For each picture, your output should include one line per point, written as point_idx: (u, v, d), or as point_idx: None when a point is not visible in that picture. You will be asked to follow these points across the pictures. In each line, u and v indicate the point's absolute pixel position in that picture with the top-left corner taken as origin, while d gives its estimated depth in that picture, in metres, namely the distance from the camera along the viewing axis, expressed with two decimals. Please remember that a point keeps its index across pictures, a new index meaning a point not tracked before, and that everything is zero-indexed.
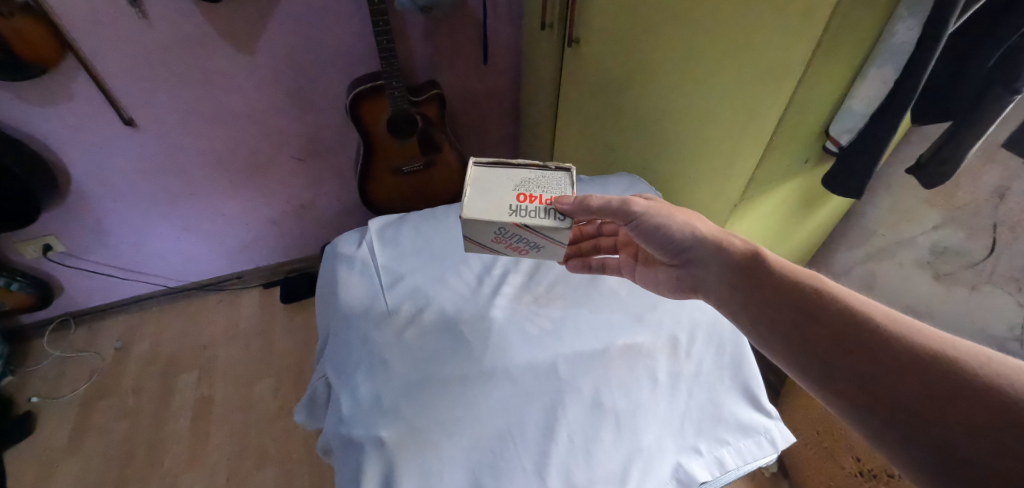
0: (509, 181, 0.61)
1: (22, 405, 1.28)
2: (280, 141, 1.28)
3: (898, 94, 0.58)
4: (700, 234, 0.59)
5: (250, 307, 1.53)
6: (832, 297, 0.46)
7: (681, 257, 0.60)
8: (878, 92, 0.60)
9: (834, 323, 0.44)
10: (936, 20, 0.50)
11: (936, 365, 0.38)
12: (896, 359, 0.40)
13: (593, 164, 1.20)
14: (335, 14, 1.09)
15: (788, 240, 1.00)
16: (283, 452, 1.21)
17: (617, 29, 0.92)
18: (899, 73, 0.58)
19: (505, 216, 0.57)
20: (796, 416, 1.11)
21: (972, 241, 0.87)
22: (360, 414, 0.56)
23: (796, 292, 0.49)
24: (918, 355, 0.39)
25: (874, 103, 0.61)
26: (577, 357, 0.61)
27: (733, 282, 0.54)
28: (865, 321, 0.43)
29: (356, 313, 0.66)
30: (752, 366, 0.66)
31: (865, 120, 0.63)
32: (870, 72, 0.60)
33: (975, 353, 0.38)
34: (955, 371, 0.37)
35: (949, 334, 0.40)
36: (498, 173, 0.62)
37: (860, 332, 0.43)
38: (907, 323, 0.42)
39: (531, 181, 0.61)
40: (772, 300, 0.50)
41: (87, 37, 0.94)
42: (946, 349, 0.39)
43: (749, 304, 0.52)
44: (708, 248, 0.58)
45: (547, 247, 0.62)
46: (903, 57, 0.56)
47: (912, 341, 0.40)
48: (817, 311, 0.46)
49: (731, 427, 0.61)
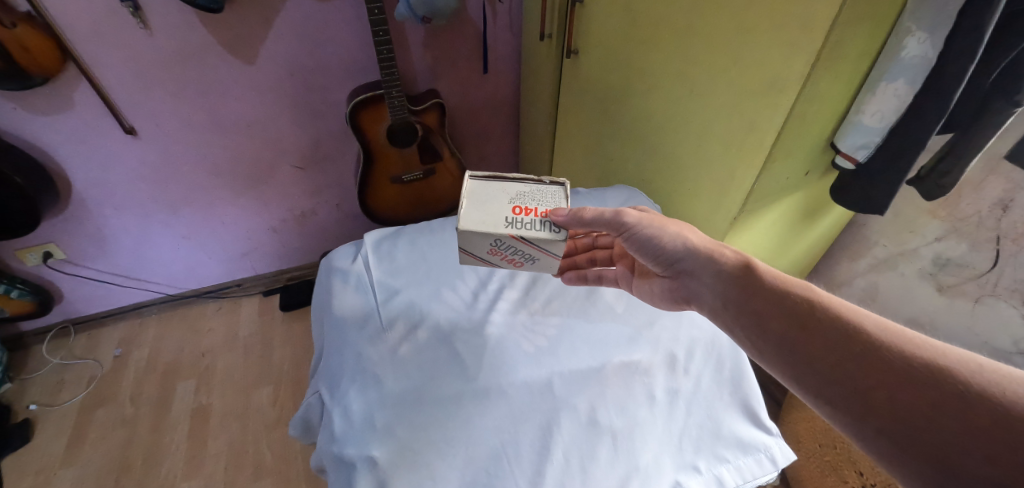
0: (504, 194, 0.61)
1: (21, 412, 1.28)
2: (281, 150, 1.29)
3: (924, 107, 0.57)
4: (693, 244, 0.58)
5: (249, 315, 1.53)
6: (825, 308, 0.46)
7: (675, 268, 0.60)
8: (892, 107, 0.59)
9: (826, 336, 0.44)
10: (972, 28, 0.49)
11: (929, 376, 0.37)
12: (888, 370, 0.39)
13: (592, 174, 1.19)
14: (336, 24, 1.10)
15: (789, 251, 0.99)
16: (280, 462, 1.20)
17: (616, 41, 0.92)
18: (912, 88, 0.57)
19: (501, 228, 0.57)
20: (797, 428, 1.10)
21: (975, 253, 0.86)
22: (352, 432, 0.56)
23: (787, 304, 0.48)
24: (911, 364, 0.39)
25: (885, 118, 0.60)
26: (573, 375, 0.60)
27: (726, 294, 0.53)
28: (858, 333, 0.43)
29: (350, 328, 0.66)
30: (752, 383, 0.65)
31: (882, 135, 0.62)
32: (880, 87, 0.59)
33: (967, 361, 0.38)
34: (948, 381, 0.37)
35: (941, 342, 0.40)
36: (491, 186, 0.62)
37: (854, 342, 0.42)
38: (898, 332, 0.42)
39: (526, 194, 0.61)
40: (764, 310, 0.49)
41: (89, 47, 0.94)
42: (938, 359, 0.38)
43: (741, 318, 0.51)
44: (699, 260, 0.57)
45: (542, 260, 0.62)
46: (916, 72, 0.56)
47: (903, 351, 0.40)
48: (810, 321, 0.46)
49: (731, 445, 0.60)
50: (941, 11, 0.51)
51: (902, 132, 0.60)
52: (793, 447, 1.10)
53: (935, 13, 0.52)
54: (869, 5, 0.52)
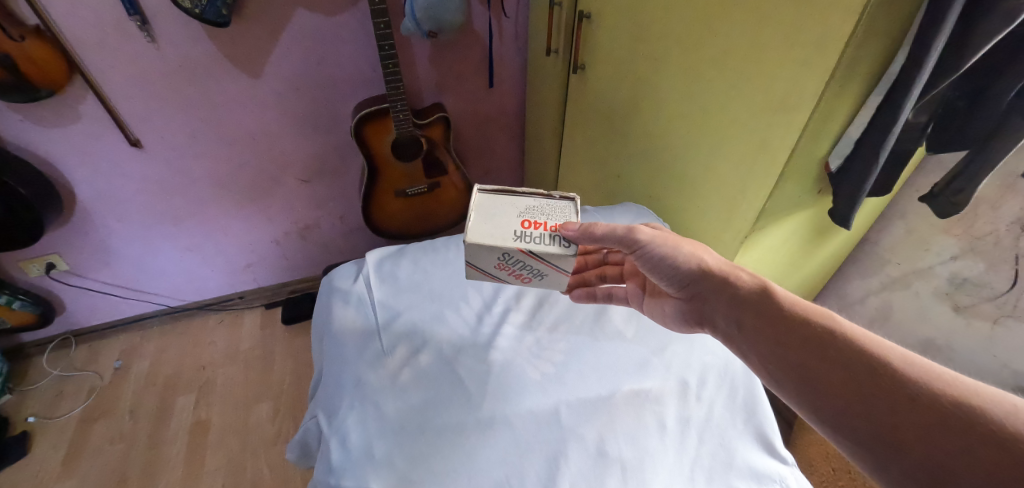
0: (514, 207, 0.59)
1: (19, 425, 1.26)
2: (286, 163, 1.28)
3: (878, 119, 0.56)
4: (705, 267, 0.56)
5: (251, 328, 1.52)
6: (847, 338, 0.43)
7: (692, 287, 0.57)
8: (868, 119, 0.58)
9: (849, 366, 0.41)
10: (920, 45, 0.48)
11: (962, 417, 0.35)
12: (916, 408, 0.37)
13: (599, 189, 1.18)
14: (342, 38, 1.10)
15: (800, 270, 0.97)
16: (278, 480, 1.18)
17: (625, 55, 0.90)
18: (883, 101, 0.56)
19: (510, 241, 0.55)
20: (811, 451, 1.08)
21: (992, 273, 0.84)
22: (349, 464, 0.54)
23: (806, 332, 0.46)
24: (940, 402, 0.36)
25: (862, 129, 0.59)
26: (580, 404, 0.59)
27: (737, 321, 0.51)
28: (883, 366, 0.40)
29: (351, 352, 0.64)
30: (765, 410, 0.62)
31: (852, 146, 0.61)
32: (868, 99, 0.58)
33: (999, 399, 0.35)
34: (978, 420, 0.34)
35: (973, 379, 0.37)
36: (500, 200, 0.60)
37: (879, 377, 0.39)
38: (928, 368, 0.39)
39: (536, 208, 0.59)
40: (782, 338, 0.47)
41: (96, 60, 0.95)
42: (968, 396, 0.36)
43: (759, 345, 0.49)
44: (708, 285, 0.55)
45: (551, 275, 0.60)
46: (886, 86, 0.55)
47: (929, 387, 0.38)
48: (831, 351, 0.43)
49: (745, 475, 0.56)
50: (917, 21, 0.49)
51: (862, 148, 0.60)
52: (805, 471, 1.07)
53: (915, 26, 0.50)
54: (883, 23, 0.51)
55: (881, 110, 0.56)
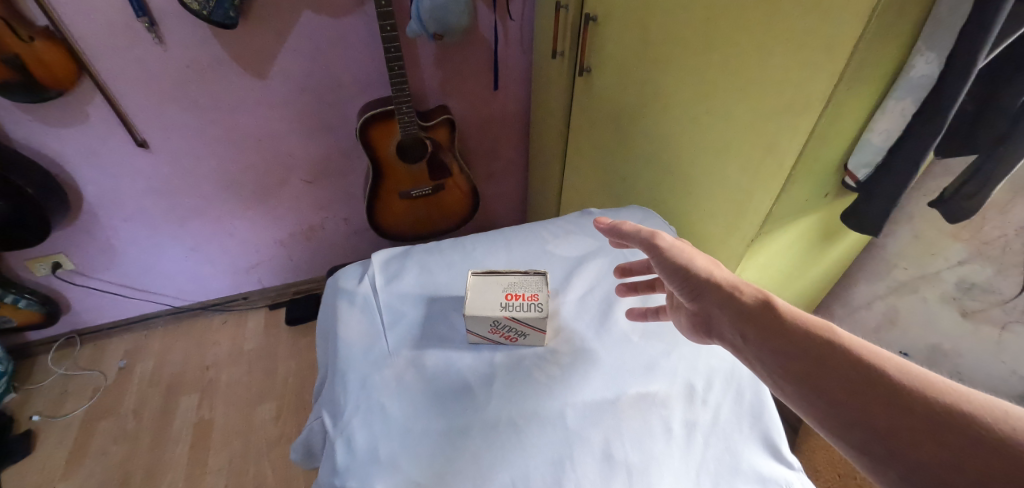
0: (498, 284, 0.68)
1: (22, 424, 1.26)
2: (291, 164, 1.29)
3: (915, 127, 0.56)
4: (715, 280, 0.51)
5: (255, 329, 1.52)
6: (843, 347, 0.40)
7: (700, 301, 0.51)
8: (898, 126, 0.57)
9: (842, 374, 0.39)
10: (965, 52, 0.47)
11: (954, 426, 0.33)
12: (908, 415, 0.34)
13: (603, 192, 1.18)
14: (348, 40, 1.11)
15: (807, 274, 0.96)
16: (279, 481, 1.17)
17: (631, 58, 0.91)
18: (918, 107, 0.55)
19: (496, 310, 0.63)
20: (817, 456, 1.07)
21: (1000, 278, 0.83)
22: (355, 464, 0.53)
23: (795, 338, 0.43)
24: (933, 409, 0.34)
25: (893, 136, 0.59)
26: (587, 406, 0.58)
27: (743, 336, 0.46)
28: (878, 375, 0.37)
29: (355, 353, 0.64)
30: (771, 414, 0.61)
31: (882, 154, 0.61)
32: (888, 105, 0.57)
33: (992, 407, 0.33)
34: (971, 429, 0.32)
35: (966, 388, 0.35)
36: (489, 280, 0.69)
37: (873, 385, 0.37)
38: (921, 377, 0.37)
39: (517, 284, 0.68)
40: (777, 345, 0.43)
41: (104, 60, 0.95)
42: (959, 404, 0.34)
43: (762, 359, 0.44)
44: (714, 298, 0.50)
45: (533, 334, 0.64)
46: (921, 92, 0.54)
47: (923, 395, 0.35)
48: (825, 358, 0.40)
49: (750, 479, 0.56)
50: (952, 29, 0.49)
51: (898, 154, 0.59)
52: (810, 476, 1.07)
53: (946, 32, 0.50)
54: (893, 25, 0.51)
55: (918, 116, 0.55)
